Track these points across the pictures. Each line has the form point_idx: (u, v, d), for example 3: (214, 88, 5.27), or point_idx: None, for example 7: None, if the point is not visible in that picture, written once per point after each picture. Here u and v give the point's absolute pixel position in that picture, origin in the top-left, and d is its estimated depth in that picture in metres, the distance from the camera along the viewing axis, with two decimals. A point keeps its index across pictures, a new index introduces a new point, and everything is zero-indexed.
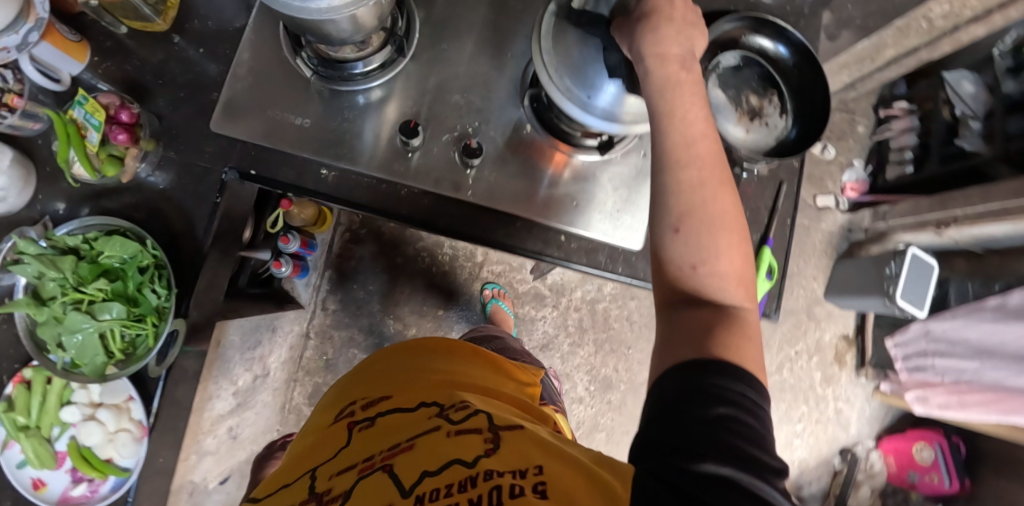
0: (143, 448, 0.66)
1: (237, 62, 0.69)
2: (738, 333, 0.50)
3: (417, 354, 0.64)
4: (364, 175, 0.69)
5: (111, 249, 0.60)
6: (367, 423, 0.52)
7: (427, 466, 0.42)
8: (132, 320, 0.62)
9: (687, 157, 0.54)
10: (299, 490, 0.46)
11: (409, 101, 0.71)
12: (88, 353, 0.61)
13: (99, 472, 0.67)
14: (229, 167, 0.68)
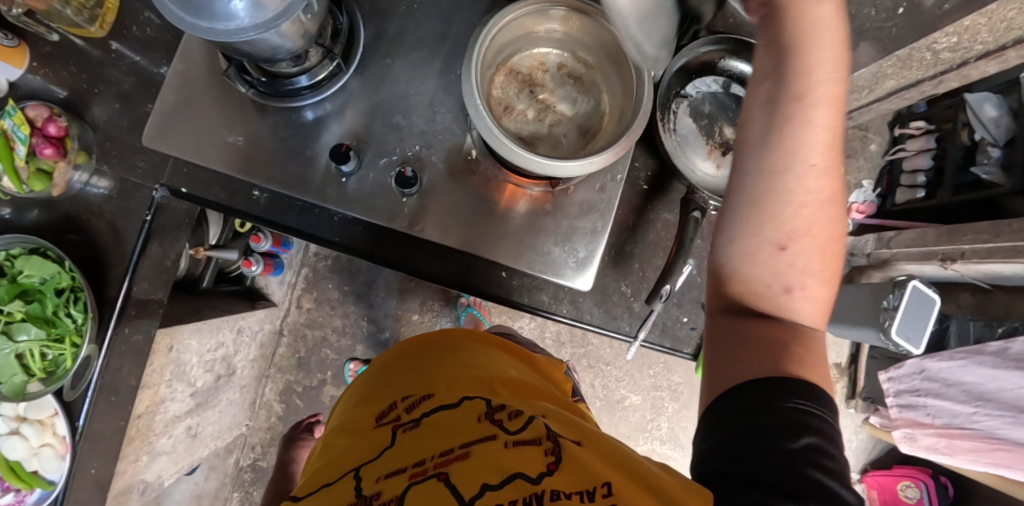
0: (65, 464, 0.65)
1: (169, 74, 0.66)
2: (819, 352, 0.43)
3: (455, 347, 0.62)
4: (297, 199, 0.67)
5: (29, 270, 0.59)
6: (412, 424, 0.49)
7: (488, 478, 0.40)
8: (52, 340, 0.62)
9: (814, 159, 0.41)
10: (344, 491, 0.44)
11: (351, 120, 0.67)
12: (6, 373, 0.61)
13: (25, 483, 0.66)
14: (160, 185, 0.67)
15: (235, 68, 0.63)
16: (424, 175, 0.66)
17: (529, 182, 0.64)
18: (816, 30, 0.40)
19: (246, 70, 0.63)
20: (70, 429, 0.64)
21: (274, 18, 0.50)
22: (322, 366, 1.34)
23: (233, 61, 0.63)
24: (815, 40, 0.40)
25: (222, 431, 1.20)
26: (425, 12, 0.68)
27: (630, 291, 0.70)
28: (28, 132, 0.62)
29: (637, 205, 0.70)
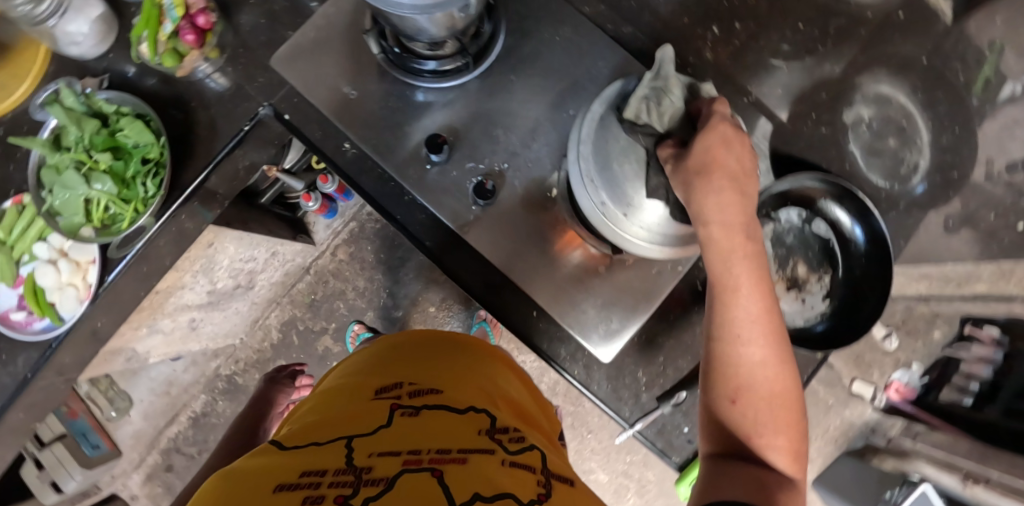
0: (80, 308, 0.68)
1: (320, 13, 0.70)
2: (789, 496, 0.44)
3: (473, 356, 0.63)
4: (379, 166, 0.69)
5: (128, 131, 0.64)
6: (411, 411, 0.49)
7: (482, 490, 0.39)
8: (119, 200, 0.65)
9: (745, 331, 0.47)
10: (333, 453, 0.43)
11: (456, 114, 0.69)
12: (70, 210, 0.64)
13: (39, 309, 0.69)
14: (268, 103, 0.71)
15: (378, 31, 0.67)
16: (503, 193, 0.68)
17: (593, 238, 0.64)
18: (719, 243, 0.47)
19: (386, 35, 0.67)
20: (97, 279, 0.67)
21: (431, 6, 0.53)
22: (329, 315, 1.36)
23: (378, 24, 0.67)
24: (724, 244, 0.47)
25: (218, 335, 1.24)
26: (563, 47, 0.70)
27: (644, 380, 0.68)
28: (182, 16, 0.67)
29: (684, 302, 0.69)
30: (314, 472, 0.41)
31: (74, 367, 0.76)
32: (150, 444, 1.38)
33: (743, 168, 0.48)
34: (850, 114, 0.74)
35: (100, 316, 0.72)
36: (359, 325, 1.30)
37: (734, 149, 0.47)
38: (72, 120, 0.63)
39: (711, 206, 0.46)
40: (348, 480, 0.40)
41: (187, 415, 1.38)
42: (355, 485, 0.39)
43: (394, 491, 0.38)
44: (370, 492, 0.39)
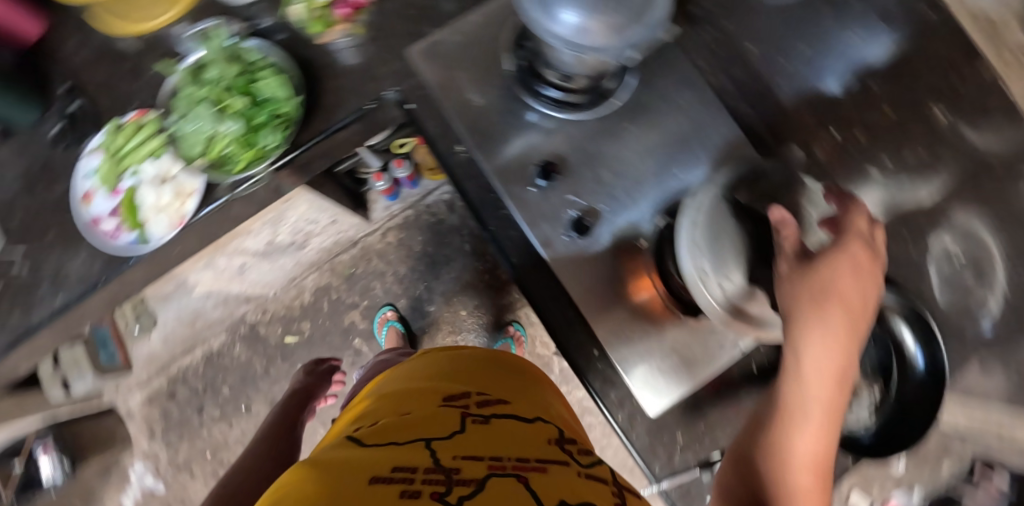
0: (170, 233, 0.71)
1: (467, 19, 0.72)
2: None
3: (531, 382, 0.69)
4: (485, 176, 0.71)
5: (267, 81, 0.66)
6: (480, 419, 0.55)
7: (568, 495, 0.43)
8: (239, 143, 0.65)
9: (800, 433, 0.51)
10: (418, 452, 0.47)
11: (567, 146, 0.72)
12: (192, 141, 0.66)
13: (131, 224, 0.72)
14: (396, 89, 0.71)
15: (519, 49, 0.71)
16: (594, 234, 0.70)
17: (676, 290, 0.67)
18: (817, 363, 0.51)
19: (523, 54, 0.71)
20: (193, 209, 0.69)
21: (582, 48, 0.57)
22: (364, 292, 1.38)
23: (521, 43, 0.71)
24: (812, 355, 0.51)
25: (258, 282, 1.27)
26: (681, 112, 0.73)
27: (681, 443, 0.70)
28: None
29: (735, 379, 0.71)
30: (405, 468, 0.44)
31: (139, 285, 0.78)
32: (160, 369, 1.40)
33: (860, 305, 0.52)
34: (942, 241, 0.74)
35: (182, 244, 0.73)
36: (389, 310, 1.35)
37: (855, 284, 0.52)
38: (220, 64, 0.67)
39: (819, 331, 0.50)
40: (440, 478, 0.43)
41: (202, 351, 1.40)
42: (447, 483, 0.43)
43: (488, 491, 0.42)
44: (464, 491, 0.42)
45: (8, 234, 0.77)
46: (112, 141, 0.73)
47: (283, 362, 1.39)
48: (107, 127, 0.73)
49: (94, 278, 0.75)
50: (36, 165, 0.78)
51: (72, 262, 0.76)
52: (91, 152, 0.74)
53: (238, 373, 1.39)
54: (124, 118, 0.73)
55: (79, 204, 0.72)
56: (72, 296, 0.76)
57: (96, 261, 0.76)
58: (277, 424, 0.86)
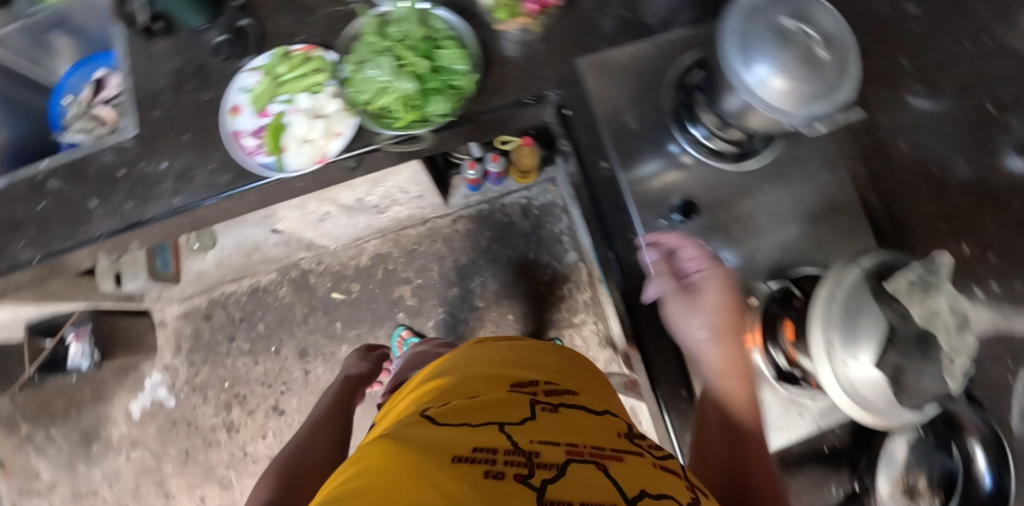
0: (307, 167, 0.71)
1: (638, 46, 0.76)
2: None
3: (593, 378, 0.67)
4: (621, 196, 0.72)
5: (450, 52, 0.66)
6: (550, 407, 0.53)
7: (648, 486, 0.43)
8: (405, 103, 0.65)
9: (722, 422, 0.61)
10: (495, 435, 0.46)
11: (700, 188, 0.75)
12: (360, 86, 0.66)
13: (272, 147, 0.72)
14: (557, 92, 0.73)
15: (681, 89, 0.75)
16: None
17: (787, 351, 0.68)
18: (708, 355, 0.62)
19: (684, 95, 0.74)
20: (338, 150, 0.70)
21: (763, 103, 0.60)
22: (420, 270, 1.39)
23: (683, 85, 0.75)
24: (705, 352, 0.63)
25: (328, 234, 1.29)
26: (809, 185, 0.77)
27: None
28: None
29: (794, 450, 0.73)
30: (484, 449, 0.43)
31: (249, 206, 0.78)
32: (206, 288, 1.42)
33: (721, 308, 0.63)
34: None
35: (310, 180, 0.73)
36: (406, 330, 1.34)
37: (712, 291, 0.64)
38: (408, 23, 0.67)
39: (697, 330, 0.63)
40: (521, 460, 0.42)
41: (249, 283, 1.42)
42: (529, 466, 0.41)
43: (571, 477, 0.41)
44: (547, 475, 0.41)
45: (150, 123, 0.79)
46: (276, 64, 0.74)
47: (323, 315, 1.39)
48: (276, 52, 0.74)
49: (214, 190, 0.75)
50: (191, 66, 0.79)
51: (203, 166, 0.76)
52: (251, 70, 0.75)
53: (277, 314, 1.40)
54: (294, 47, 0.74)
55: (226, 115, 0.73)
56: (189, 200, 0.76)
57: (224, 172, 0.75)
58: (324, 416, 0.85)
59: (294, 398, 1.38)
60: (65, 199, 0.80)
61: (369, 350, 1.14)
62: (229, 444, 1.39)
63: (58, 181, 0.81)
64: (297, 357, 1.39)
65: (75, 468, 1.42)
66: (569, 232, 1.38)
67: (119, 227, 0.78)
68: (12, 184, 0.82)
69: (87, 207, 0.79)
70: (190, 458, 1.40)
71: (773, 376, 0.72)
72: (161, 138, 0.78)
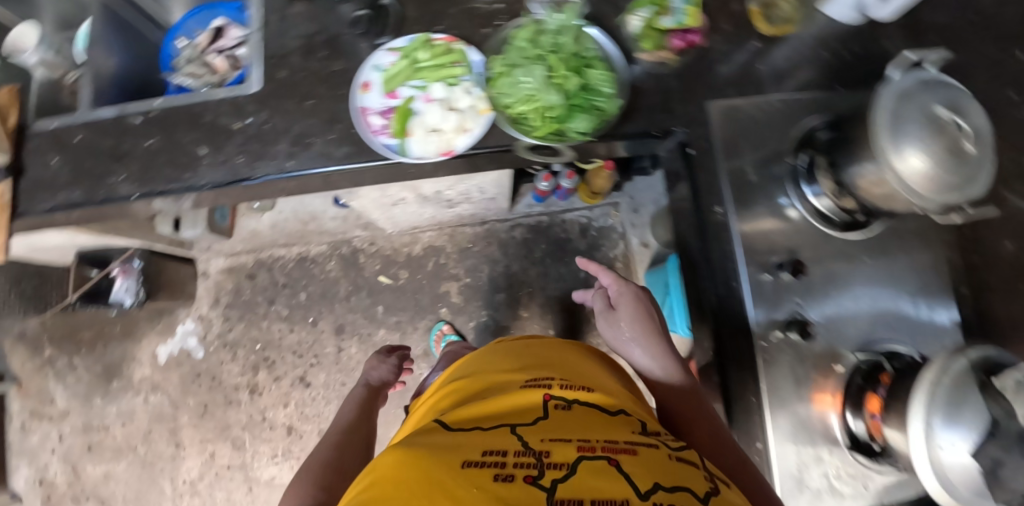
0: (431, 155, 0.70)
1: (766, 101, 0.78)
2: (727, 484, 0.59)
3: (601, 365, 0.73)
4: (729, 243, 0.75)
5: (599, 74, 0.66)
6: (563, 403, 0.59)
7: (662, 478, 0.45)
8: (546, 114, 0.66)
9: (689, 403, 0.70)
10: (507, 439, 0.51)
11: (805, 248, 0.76)
12: (507, 89, 0.66)
13: (398, 129, 0.71)
14: (685, 130, 0.75)
15: (803, 152, 0.77)
16: (811, 342, 0.74)
17: (871, 424, 0.70)
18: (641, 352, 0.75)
19: (806, 158, 0.76)
20: (466, 147, 0.69)
21: (899, 179, 0.61)
22: (471, 269, 1.39)
23: (805, 148, 0.77)
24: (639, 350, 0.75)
25: (392, 218, 1.29)
26: (910, 265, 0.77)
27: None
28: (683, 25, 0.73)
29: None
30: (495, 451, 0.48)
31: (355, 183, 0.76)
32: (256, 248, 1.42)
33: (637, 317, 0.78)
34: None
35: (428, 169, 0.72)
36: (447, 326, 1.34)
37: (628, 306, 0.79)
38: (559, 37, 0.67)
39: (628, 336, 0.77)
40: (530, 461, 0.47)
41: (299, 251, 1.42)
42: (539, 467, 0.45)
43: (580, 474, 0.44)
44: (556, 474, 0.45)
45: (275, 83, 0.77)
46: (415, 48, 0.73)
47: (367, 296, 1.39)
48: (419, 38, 0.73)
49: (329, 162, 0.73)
50: (326, 34, 0.78)
51: (321, 135, 0.74)
52: (388, 50, 0.74)
53: (322, 286, 1.40)
54: (437, 35, 0.74)
55: (357, 89, 0.72)
56: (299, 165, 0.74)
57: (342, 147, 0.73)
58: (348, 427, 0.81)
59: (323, 373, 1.37)
60: (174, 142, 0.79)
61: (388, 352, 1.12)
62: (250, 405, 1.38)
63: (171, 123, 0.80)
64: (333, 333, 1.39)
65: (91, 401, 1.41)
66: (624, 259, 1.39)
67: (224, 180, 0.76)
68: (124, 117, 0.82)
69: (195, 153, 0.78)
70: (207, 412, 1.39)
71: (846, 445, 0.73)
72: (284, 99, 0.77)
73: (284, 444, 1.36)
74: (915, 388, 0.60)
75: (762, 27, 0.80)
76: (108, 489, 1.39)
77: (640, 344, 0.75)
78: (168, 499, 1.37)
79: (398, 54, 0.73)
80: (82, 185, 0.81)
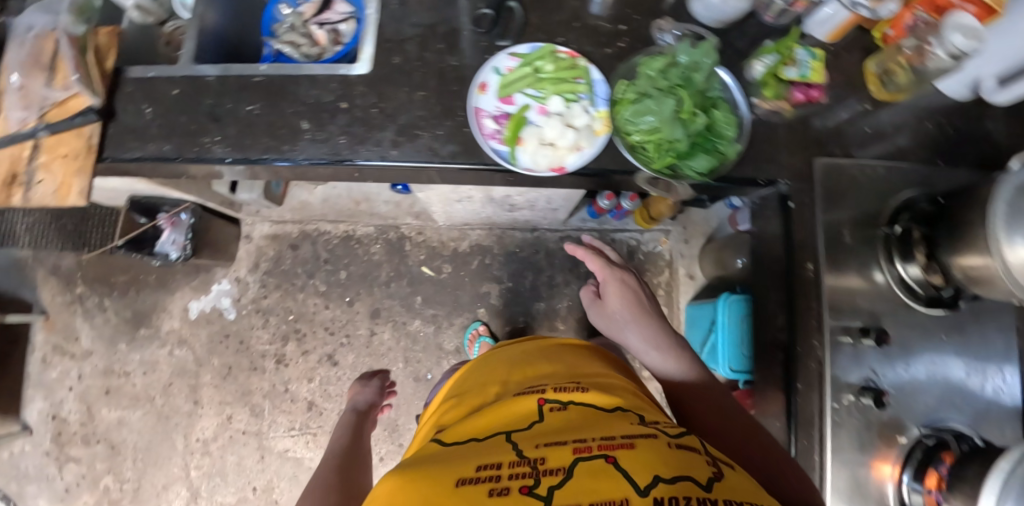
0: (541, 168, 0.70)
1: (868, 164, 0.79)
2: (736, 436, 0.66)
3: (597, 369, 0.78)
4: (815, 300, 0.75)
5: (724, 118, 0.67)
6: (558, 406, 0.64)
7: (663, 470, 0.47)
8: (668, 148, 0.66)
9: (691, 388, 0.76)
10: (508, 451, 0.54)
11: (886, 316, 0.76)
12: (633, 116, 0.66)
13: (510, 136, 0.71)
14: (788, 182, 0.77)
15: (899, 221, 0.77)
16: (881, 410, 0.74)
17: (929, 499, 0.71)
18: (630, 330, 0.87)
19: (902, 227, 0.76)
20: (577, 165, 0.69)
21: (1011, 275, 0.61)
22: (514, 274, 1.39)
23: (901, 217, 0.77)
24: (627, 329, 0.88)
25: (448, 212, 1.29)
26: (987, 349, 0.77)
27: None
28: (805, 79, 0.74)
29: None
30: (490, 465, 0.51)
31: (455, 181, 0.74)
32: (302, 219, 1.41)
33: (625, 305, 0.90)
34: None
35: (534, 180, 0.72)
36: (482, 327, 1.35)
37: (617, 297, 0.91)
38: (688, 72, 0.67)
39: (618, 317, 0.90)
40: (528, 470, 0.50)
41: (345, 230, 1.42)
42: (536, 475, 0.49)
43: (578, 478, 0.47)
44: (552, 480, 0.48)
45: (388, 68, 0.76)
46: (539, 57, 0.73)
47: (407, 284, 1.39)
48: (544, 47, 0.73)
49: (434, 157, 0.72)
50: (445, 27, 0.77)
51: (430, 128, 0.73)
52: (510, 54, 0.74)
53: (363, 268, 1.40)
54: (561, 47, 0.73)
55: (474, 89, 0.72)
56: (402, 155, 0.73)
57: (451, 144, 0.72)
58: (345, 455, 0.75)
59: (351, 354, 1.37)
60: (275, 111, 0.76)
61: (370, 376, 1.09)
62: (274, 374, 1.38)
63: (275, 92, 0.77)
64: (367, 315, 1.38)
65: (115, 346, 1.40)
66: (667, 288, 1.42)
67: (323, 159, 0.73)
68: (226, 78, 0.78)
69: (296, 126, 0.75)
70: (230, 375, 1.38)
71: None
72: (396, 86, 0.75)
73: (303, 418, 1.36)
74: (989, 473, 0.59)
75: (873, 90, 0.81)
76: (120, 434, 1.39)
77: (630, 325, 0.87)
78: (179, 455, 1.37)
79: (520, 60, 0.73)
80: (172, 139, 0.77)
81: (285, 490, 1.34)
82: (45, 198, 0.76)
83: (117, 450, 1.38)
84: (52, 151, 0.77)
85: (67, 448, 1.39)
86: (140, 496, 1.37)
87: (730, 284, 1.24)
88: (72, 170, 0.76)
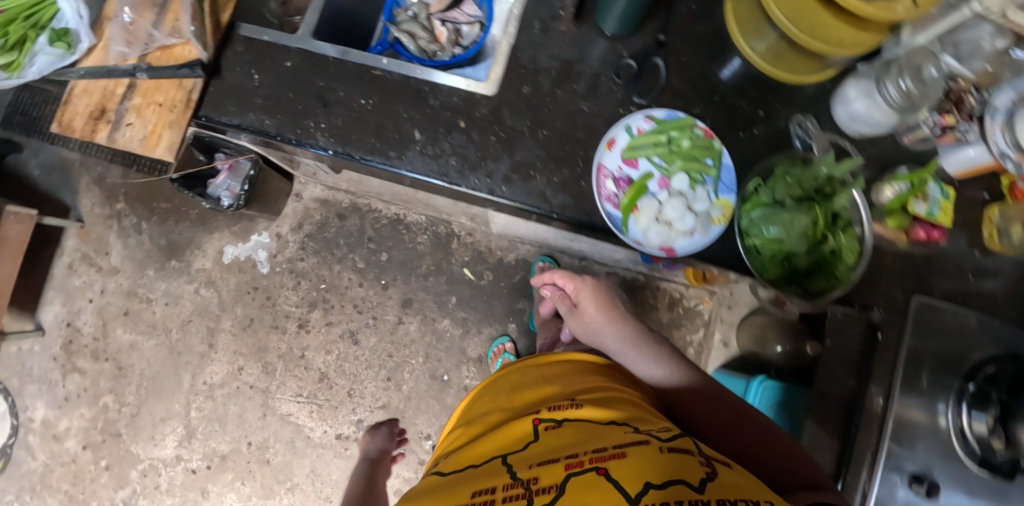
0: (650, 245, 0.69)
1: (962, 312, 0.76)
2: (757, 437, 0.63)
3: (585, 369, 0.71)
4: (876, 430, 0.71)
5: (848, 244, 0.66)
6: (554, 425, 0.57)
7: (653, 476, 0.43)
8: (786, 262, 0.67)
9: (681, 396, 0.70)
10: (500, 473, 0.51)
11: (943, 472, 0.70)
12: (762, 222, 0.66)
13: (626, 202, 0.69)
14: (882, 311, 0.78)
15: (973, 378, 0.73)
16: None
17: None
18: (606, 338, 0.81)
19: (975, 385, 0.72)
20: (687, 251, 0.68)
21: None
22: None
23: (977, 375, 0.73)
24: (605, 336, 0.81)
25: (506, 224, 1.27)
26: None
27: None
28: (929, 218, 0.75)
29: None
30: (486, 490, 0.49)
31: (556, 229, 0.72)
32: (356, 192, 1.38)
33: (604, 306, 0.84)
34: None
35: (638, 251, 0.70)
36: (509, 343, 1.34)
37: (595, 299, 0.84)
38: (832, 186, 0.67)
39: (595, 326, 0.83)
40: (521, 492, 0.47)
41: (396, 212, 1.40)
42: (529, 496, 0.46)
43: (569, 493, 0.44)
44: (546, 499, 0.44)
45: (517, 97, 0.73)
46: (674, 127, 0.70)
47: (445, 281, 1.38)
48: (682, 119, 0.70)
49: (543, 205, 0.70)
50: (582, 68, 0.74)
51: (545, 172, 0.70)
52: (646, 116, 0.71)
53: (405, 255, 1.38)
54: (698, 122, 0.71)
55: (602, 145, 0.70)
56: (512, 194, 0.70)
57: (563, 196, 0.70)
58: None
59: (374, 336, 1.37)
60: (389, 112, 0.72)
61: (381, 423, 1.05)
62: (293, 338, 1.37)
63: (393, 92, 0.72)
64: (398, 303, 1.37)
65: (143, 271, 1.39)
66: (697, 348, 1.41)
67: (431, 177, 0.70)
68: (344, 62, 0.74)
69: (407, 133, 0.72)
70: (250, 327, 1.37)
71: None
72: (520, 118, 0.72)
73: (312, 387, 1.36)
74: None
75: (986, 236, 0.80)
76: (129, 358, 1.38)
77: (607, 327, 0.81)
78: (183, 393, 1.37)
79: (654, 125, 0.71)
80: (276, 114, 0.72)
81: (278, 452, 1.35)
82: (132, 143, 0.74)
83: (123, 372, 1.38)
84: (148, 97, 0.74)
85: (75, 358, 1.39)
86: (136, 422, 1.38)
87: (765, 365, 1.24)
88: (165, 121, 0.73)
